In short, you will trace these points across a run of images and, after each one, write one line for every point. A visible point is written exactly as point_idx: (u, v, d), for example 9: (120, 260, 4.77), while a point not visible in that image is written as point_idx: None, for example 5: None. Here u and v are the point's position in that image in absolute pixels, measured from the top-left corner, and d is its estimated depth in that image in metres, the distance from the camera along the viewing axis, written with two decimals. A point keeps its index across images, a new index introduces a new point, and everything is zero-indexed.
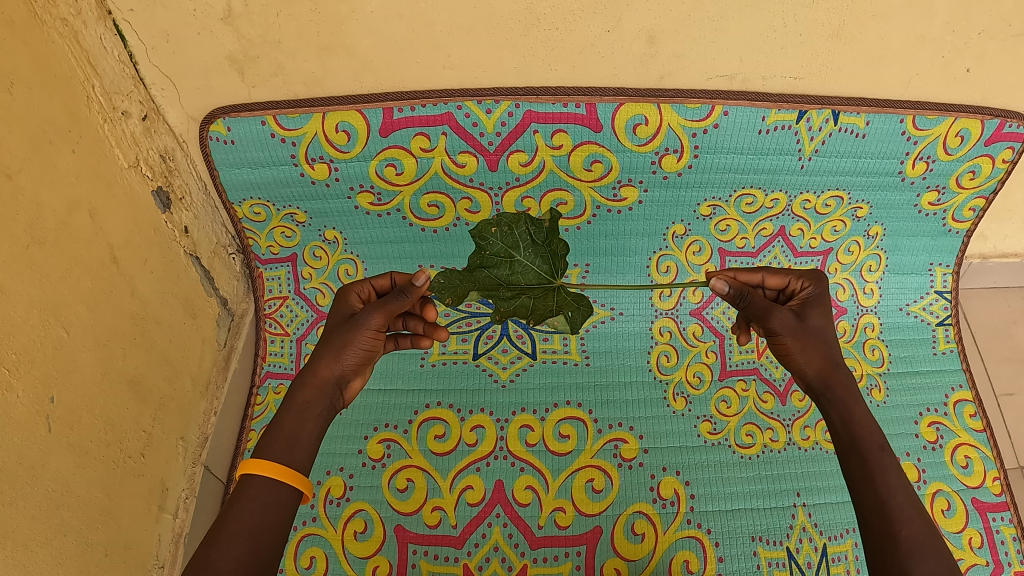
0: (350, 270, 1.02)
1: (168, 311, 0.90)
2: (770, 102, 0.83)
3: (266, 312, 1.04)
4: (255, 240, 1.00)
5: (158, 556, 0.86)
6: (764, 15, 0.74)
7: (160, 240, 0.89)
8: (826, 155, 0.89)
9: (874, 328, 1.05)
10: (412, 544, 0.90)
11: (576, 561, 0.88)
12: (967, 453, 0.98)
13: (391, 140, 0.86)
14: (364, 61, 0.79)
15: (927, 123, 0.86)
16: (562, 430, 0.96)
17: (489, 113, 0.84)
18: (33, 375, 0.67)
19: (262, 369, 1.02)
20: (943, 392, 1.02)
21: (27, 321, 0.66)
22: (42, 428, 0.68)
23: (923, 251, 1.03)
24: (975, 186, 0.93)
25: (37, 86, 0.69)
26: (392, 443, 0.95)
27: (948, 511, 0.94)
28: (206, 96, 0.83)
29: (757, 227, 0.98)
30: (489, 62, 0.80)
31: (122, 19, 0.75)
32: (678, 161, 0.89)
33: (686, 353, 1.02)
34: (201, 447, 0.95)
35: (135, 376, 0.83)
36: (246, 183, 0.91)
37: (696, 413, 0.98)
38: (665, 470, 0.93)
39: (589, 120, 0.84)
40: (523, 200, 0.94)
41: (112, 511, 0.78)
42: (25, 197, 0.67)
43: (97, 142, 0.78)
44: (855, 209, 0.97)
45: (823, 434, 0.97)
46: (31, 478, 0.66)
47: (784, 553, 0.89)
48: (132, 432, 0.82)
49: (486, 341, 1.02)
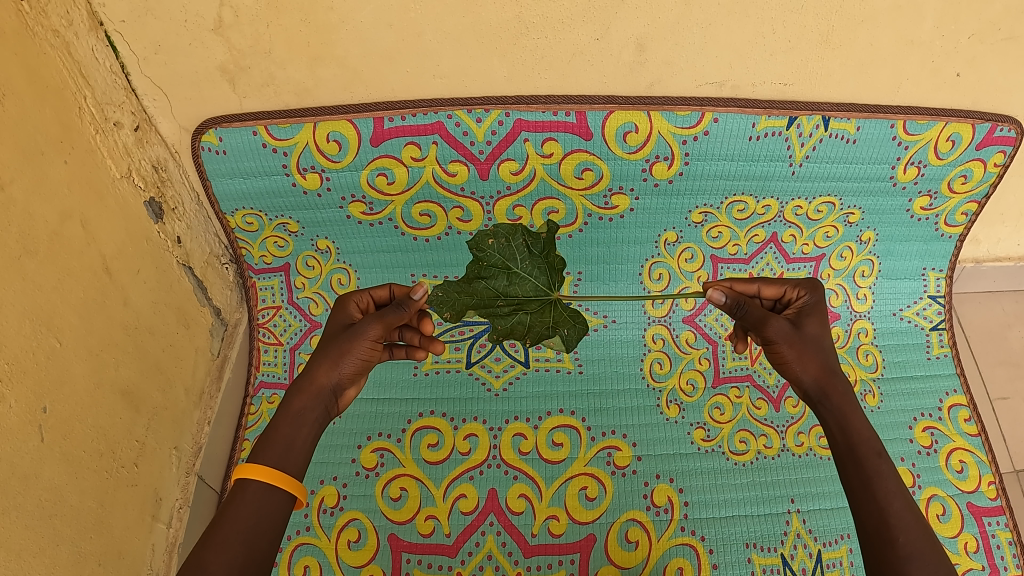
0: (344, 279, 1.02)
1: (161, 320, 0.90)
2: (761, 109, 0.83)
3: (259, 322, 1.04)
4: (248, 250, 1.00)
5: (152, 565, 0.86)
6: (752, 21, 0.74)
7: (152, 250, 0.89)
8: (817, 161, 0.89)
9: (868, 333, 1.05)
10: (406, 553, 0.89)
11: (569, 569, 0.88)
12: (962, 457, 0.98)
13: (382, 149, 0.86)
14: (354, 71, 0.79)
15: (917, 128, 0.86)
16: (556, 438, 0.96)
17: (479, 122, 0.84)
18: (25, 385, 0.67)
19: (256, 379, 1.02)
20: (937, 397, 1.02)
21: (20, 331, 0.67)
22: (35, 438, 0.68)
23: (917, 255, 1.03)
24: (968, 190, 0.93)
25: (29, 98, 0.69)
26: (386, 452, 0.95)
27: (943, 516, 0.94)
28: (198, 107, 0.84)
29: (749, 233, 0.98)
30: (479, 71, 0.80)
31: (114, 30, 0.75)
32: (669, 168, 0.89)
33: (679, 360, 1.02)
34: (195, 456, 0.96)
35: (129, 386, 0.83)
36: (238, 193, 0.91)
37: (690, 420, 0.98)
38: (659, 477, 0.93)
39: (580, 128, 0.84)
40: (515, 208, 0.94)
41: (105, 521, 0.78)
42: (18, 208, 0.67)
43: (89, 153, 0.79)
44: (847, 215, 0.97)
45: (818, 440, 0.97)
46: (24, 488, 0.66)
47: (779, 559, 0.89)
48: (125, 442, 0.82)
49: (479, 350, 1.02)
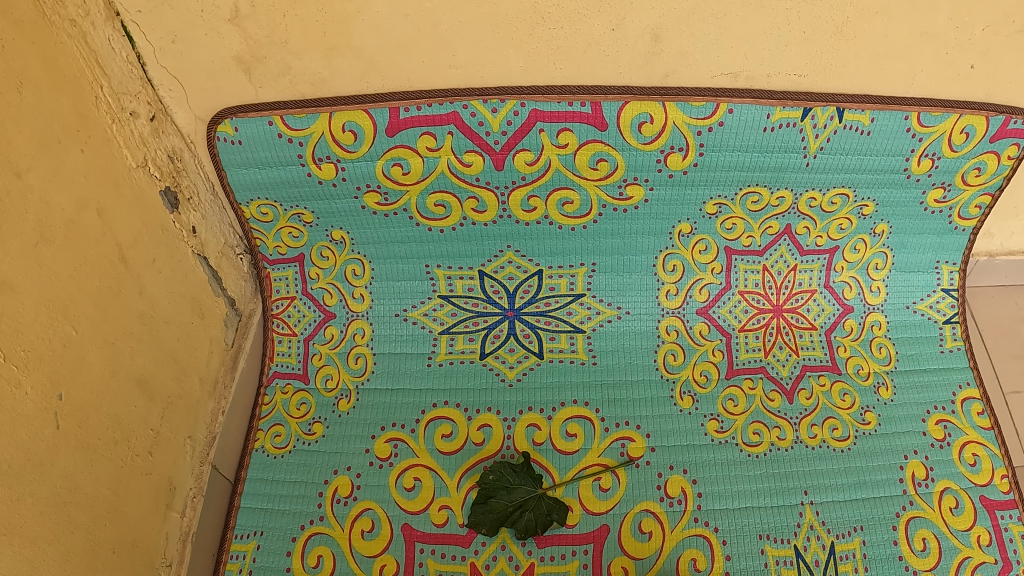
0: (358, 270, 1.02)
1: (176, 310, 0.90)
2: (776, 99, 0.82)
3: (274, 312, 1.04)
4: (263, 240, 0.99)
5: (166, 554, 0.87)
6: (767, 12, 0.74)
7: (167, 240, 0.89)
8: (831, 153, 0.89)
9: (881, 326, 1.06)
10: (419, 543, 0.89)
11: (583, 559, 0.88)
12: (975, 450, 0.97)
13: (398, 140, 0.86)
14: (370, 61, 0.79)
15: (931, 120, 0.85)
16: (569, 429, 0.96)
17: (495, 112, 0.84)
18: (41, 372, 0.67)
19: (270, 369, 1.02)
20: (951, 390, 1.02)
21: (36, 319, 0.67)
22: (50, 425, 0.68)
23: (930, 248, 1.03)
24: (981, 183, 0.93)
25: (46, 87, 0.70)
26: (399, 443, 0.96)
27: (956, 510, 0.93)
28: (214, 97, 0.84)
29: (763, 225, 0.98)
30: (494, 62, 0.80)
31: (130, 20, 0.75)
32: (683, 159, 0.89)
33: (693, 352, 1.03)
34: (209, 446, 0.96)
35: (144, 375, 0.83)
36: (254, 183, 0.92)
37: (703, 412, 0.98)
38: (672, 468, 0.93)
39: (595, 119, 0.84)
40: (529, 199, 0.94)
41: (119, 509, 0.78)
42: (34, 196, 0.67)
43: (106, 142, 0.78)
44: (861, 207, 0.96)
45: (830, 432, 0.98)
46: (39, 474, 0.66)
47: (792, 551, 0.89)
48: (139, 431, 0.82)
49: (492, 341, 1.03)
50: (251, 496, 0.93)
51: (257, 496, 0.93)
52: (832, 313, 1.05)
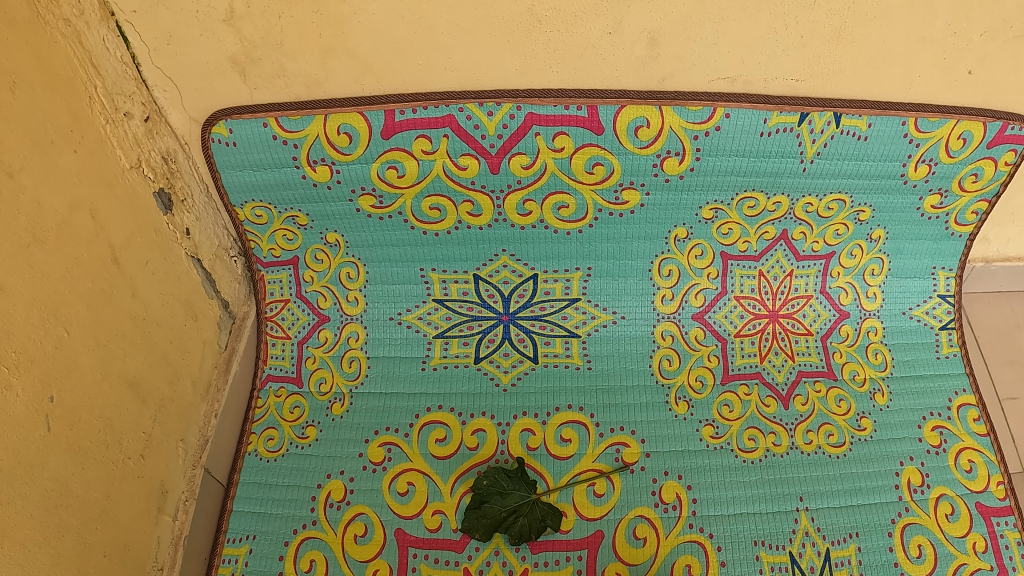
0: (352, 274, 1.02)
1: (169, 312, 0.90)
2: (772, 105, 0.82)
3: (267, 315, 1.04)
4: (256, 243, 0.99)
5: (158, 557, 0.87)
6: (764, 16, 0.74)
7: (161, 241, 0.89)
8: (828, 158, 0.88)
9: (876, 332, 1.06)
10: (412, 548, 0.89)
11: (577, 565, 0.87)
12: (972, 457, 0.97)
13: (393, 142, 0.86)
14: (365, 63, 0.79)
15: (929, 126, 0.85)
16: (564, 435, 0.96)
17: (490, 116, 0.84)
18: (32, 374, 0.67)
19: (263, 372, 1.02)
20: (947, 397, 1.02)
21: (27, 320, 0.66)
22: (41, 428, 0.67)
23: (926, 254, 1.03)
24: (978, 189, 0.93)
25: (39, 86, 0.69)
26: (392, 447, 0.95)
27: (952, 516, 0.92)
28: (208, 98, 0.83)
29: (759, 230, 0.98)
30: (490, 65, 0.79)
31: (124, 21, 0.74)
32: (679, 163, 0.88)
33: (688, 357, 1.03)
34: (201, 449, 0.96)
35: (136, 377, 0.83)
36: (248, 186, 0.91)
37: (698, 417, 0.98)
38: (666, 474, 0.93)
39: (591, 123, 0.84)
40: (525, 203, 0.93)
41: (111, 512, 0.78)
42: (26, 197, 0.66)
43: (99, 143, 0.78)
44: (857, 213, 0.96)
45: (826, 438, 0.97)
46: (29, 477, 0.66)
47: (787, 557, 0.88)
48: (132, 433, 0.82)
49: (486, 346, 1.03)
50: (243, 500, 0.92)
51: (250, 500, 0.92)
52: (828, 318, 1.05)
